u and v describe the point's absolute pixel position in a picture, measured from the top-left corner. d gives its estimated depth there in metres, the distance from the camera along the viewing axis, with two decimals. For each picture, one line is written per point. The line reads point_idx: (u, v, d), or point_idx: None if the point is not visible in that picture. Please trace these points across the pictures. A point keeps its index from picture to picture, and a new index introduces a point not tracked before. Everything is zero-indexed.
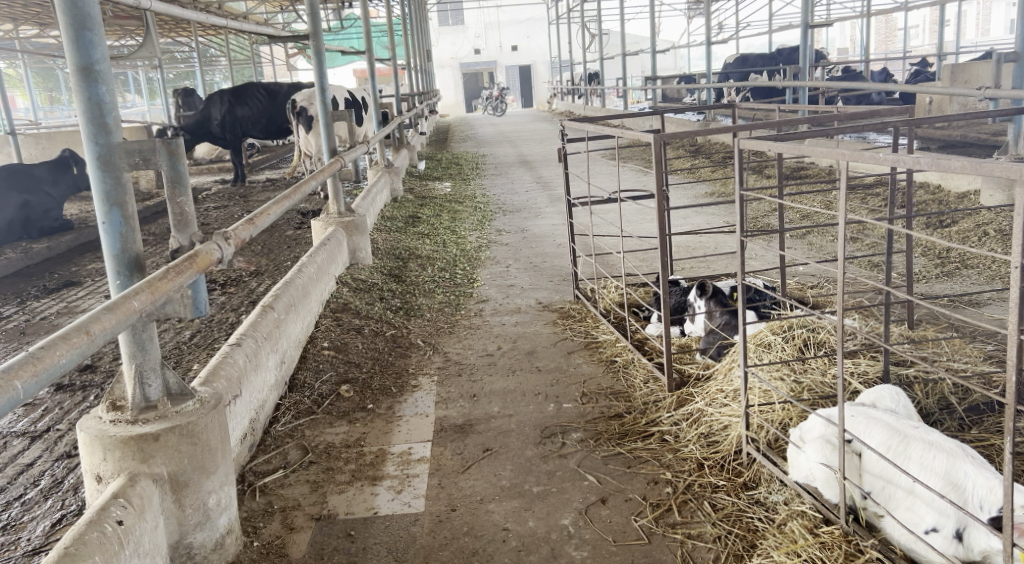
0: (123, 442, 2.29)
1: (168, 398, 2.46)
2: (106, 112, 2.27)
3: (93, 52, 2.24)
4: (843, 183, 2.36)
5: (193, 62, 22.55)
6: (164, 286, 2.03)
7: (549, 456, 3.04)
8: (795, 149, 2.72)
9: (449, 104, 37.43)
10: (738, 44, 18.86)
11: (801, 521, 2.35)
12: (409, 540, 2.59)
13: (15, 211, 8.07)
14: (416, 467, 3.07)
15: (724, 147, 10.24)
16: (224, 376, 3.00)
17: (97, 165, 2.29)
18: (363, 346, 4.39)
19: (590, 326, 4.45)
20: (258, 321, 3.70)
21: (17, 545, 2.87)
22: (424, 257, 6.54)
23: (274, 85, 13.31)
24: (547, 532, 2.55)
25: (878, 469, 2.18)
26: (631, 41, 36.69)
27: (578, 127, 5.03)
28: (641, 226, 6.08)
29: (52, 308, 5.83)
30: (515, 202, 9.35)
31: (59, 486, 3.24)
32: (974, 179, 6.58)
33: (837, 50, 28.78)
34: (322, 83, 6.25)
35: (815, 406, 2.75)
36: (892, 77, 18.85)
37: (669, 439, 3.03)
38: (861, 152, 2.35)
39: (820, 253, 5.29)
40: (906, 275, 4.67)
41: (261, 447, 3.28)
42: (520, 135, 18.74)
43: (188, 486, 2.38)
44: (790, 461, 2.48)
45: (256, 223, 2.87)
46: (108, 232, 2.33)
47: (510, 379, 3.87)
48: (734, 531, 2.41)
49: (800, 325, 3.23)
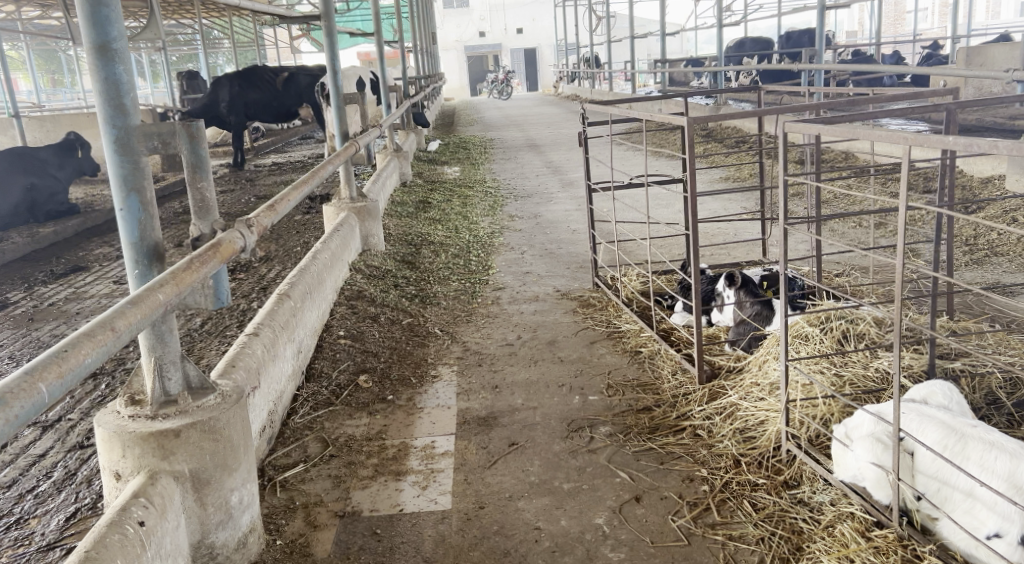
0: (143, 439, 2.19)
1: (188, 392, 2.37)
2: (123, 92, 2.16)
3: (110, 29, 2.13)
4: (907, 167, 2.21)
5: (197, 45, 22.41)
6: (189, 276, 1.93)
7: (577, 451, 2.95)
8: (850, 133, 2.55)
9: (454, 87, 37.15)
10: (746, 28, 18.62)
11: (850, 523, 2.25)
12: (439, 539, 2.50)
13: (21, 194, 7.95)
14: (440, 461, 2.98)
15: (736, 132, 10.12)
16: (243, 368, 2.91)
17: (115, 148, 2.19)
18: (380, 335, 4.29)
19: (611, 315, 4.35)
20: (275, 310, 3.59)
21: (30, 540, 2.78)
22: (437, 243, 6.45)
23: (282, 70, 13.48)
24: (581, 533, 2.46)
25: (932, 470, 2.08)
26: (637, 23, 36.37)
27: (597, 110, 4.85)
28: (661, 213, 5.96)
29: (60, 294, 5.71)
30: (527, 186, 9.24)
31: (72, 478, 3.16)
32: (998, 163, 6.45)
33: (846, 33, 28.42)
34: (334, 66, 6.11)
35: (857, 402, 2.66)
36: (904, 59, 18.57)
37: (702, 434, 2.93)
38: (926, 135, 2.19)
39: (846, 240, 5.16)
40: (935, 262, 4.55)
41: (280, 440, 3.19)
42: (528, 118, 18.57)
43: (210, 484, 2.29)
44: (834, 459, 2.39)
45: (277, 210, 2.77)
46: (126, 219, 2.23)
47: (532, 370, 3.76)
48: (779, 532, 2.32)
49: (838, 316, 3.10)
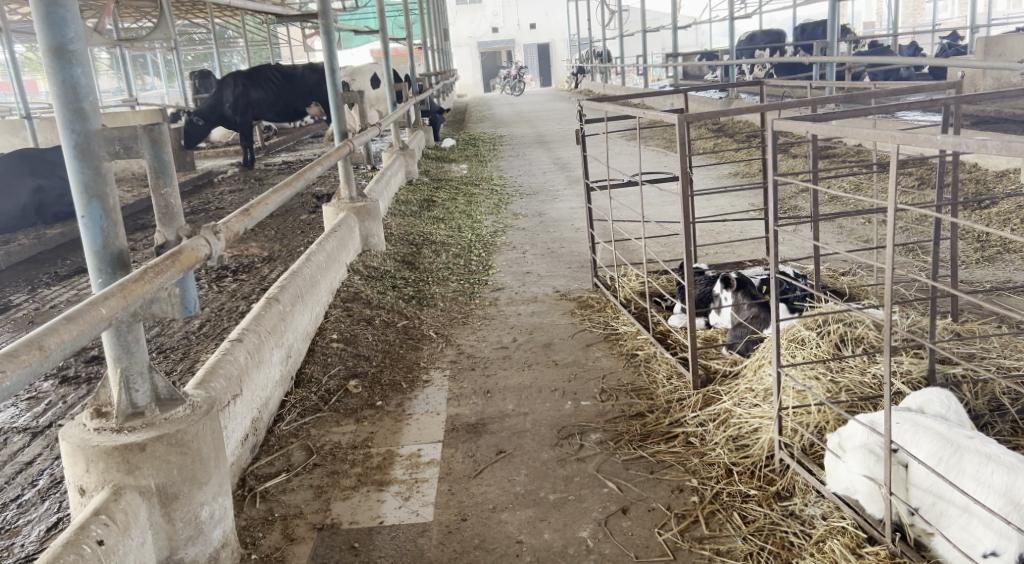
0: (107, 453, 2.13)
1: (157, 404, 2.30)
2: (82, 96, 2.09)
3: (67, 30, 2.05)
4: (894, 166, 2.08)
5: (212, 45, 22.54)
6: (139, 288, 1.87)
7: (566, 459, 2.86)
8: (841, 130, 2.41)
9: (467, 84, 37.05)
10: (761, 21, 18.39)
11: (840, 539, 2.15)
12: (417, 553, 2.42)
13: (29, 196, 7.86)
14: (425, 471, 2.90)
15: (748, 127, 9.96)
16: (222, 375, 2.85)
17: (75, 153, 2.12)
18: (374, 338, 4.21)
19: (609, 316, 4.25)
20: (262, 314, 3.52)
21: (9, 551, 2.71)
22: (439, 243, 6.36)
23: (289, 68, 13.35)
24: (563, 547, 2.37)
25: (926, 483, 1.98)
26: (651, 18, 36.22)
27: (597, 107, 4.71)
28: (665, 211, 5.85)
29: (62, 296, 5.68)
30: (533, 184, 9.13)
31: (56, 486, 3.09)
32: (1013, 157, 6.28)
33: (864, 24, 27.84)
34: (333, 65, 6.02)
35: (853, 409, 2.56)
36: (922, 50, 18.22)
37: (694, 442, 2.84)
38: (916, 133, 2.07)
39: (853, 237, 5.02)
40: (945, 259, 4.41)
41: (264, 448, 3.13)
42: (541, 114, 18.46)
43: (178, 499, 2.22)
44: (826, 470, 2.29)
45: (251, 215, 2.70)
46: (88, 227, 2.16)
47: (525, 373, 3.68)
48: (768, 547, 2.22)
49: (836, 318, 2.98)
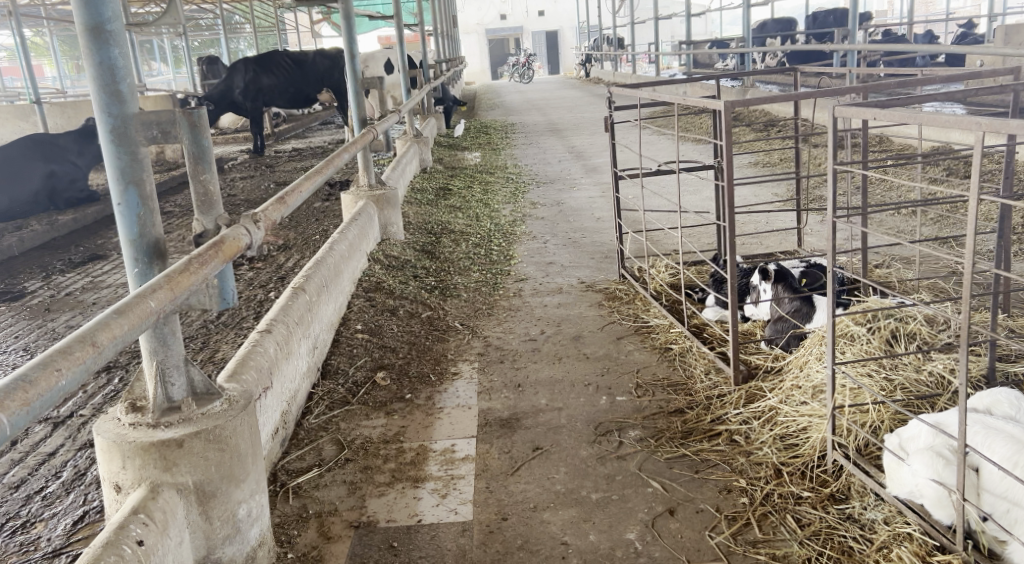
0: (144, 450, 2.05)
1: (193, 398, 2.22)
2: (120, 78, 2.00)
3: (104, 10, 1.96)
4: (978, 155, 1.94)
5: (219, 32, 22.44)
6: (185, 279, 1.80)
7: (606, 457, 2.78)
8: (909, 116, 2.28)
9: (474, 72, 36.89)
10: (774, 9, 18.22)
11: (908, 546, 2.07)
12: (458, 554, 2.35)
13: (41, 181, 7.79)
14: (461, 467, 2.82)
15: (767, 116, 9.82)
16: (253, 367, 2.76)
17: (111, 138, 2.03)
18: (398, 329, 4.13)
19: (639, 309, 4.17)
20: (289, 304, 3.43)
21: (36, 545, 2.63)
22: (457, 232, 6.27)
23: (299, 53, 13.23)
24: (611, 549, 2.29)
25: (1002, 489, 1.90)
26: (661, 6, 35.96)
27: (627, 94, 4.57)
28: (689, 202, 5.75)
29: (77, 284, 5.60)
30: (549, 172, 9.04)
31: (80, 479, 3.01)
32: None
33: (877, 15, 27.63)
34: (352, 50, 5.89)
35: (909, 409, 2.48)
36: (939, 39, 18.02)
37: (739, 440, 2.76)
38: (1003, 119, 1.91)
39: (886, 228, 4.92)
40: (982, 252, 4.31)
41: (294, 442, 3.05)
42: (553, 102, 18.35)
43: (215, 496, 2.15)
44: (888, 473, 2.20)
45: (286, 202, 2.63)
46: (124, 214, 2.08)
47: (557, 367, 3.60)
48: (826, 553, 2.14)
49: (885, 314, 2.89)
